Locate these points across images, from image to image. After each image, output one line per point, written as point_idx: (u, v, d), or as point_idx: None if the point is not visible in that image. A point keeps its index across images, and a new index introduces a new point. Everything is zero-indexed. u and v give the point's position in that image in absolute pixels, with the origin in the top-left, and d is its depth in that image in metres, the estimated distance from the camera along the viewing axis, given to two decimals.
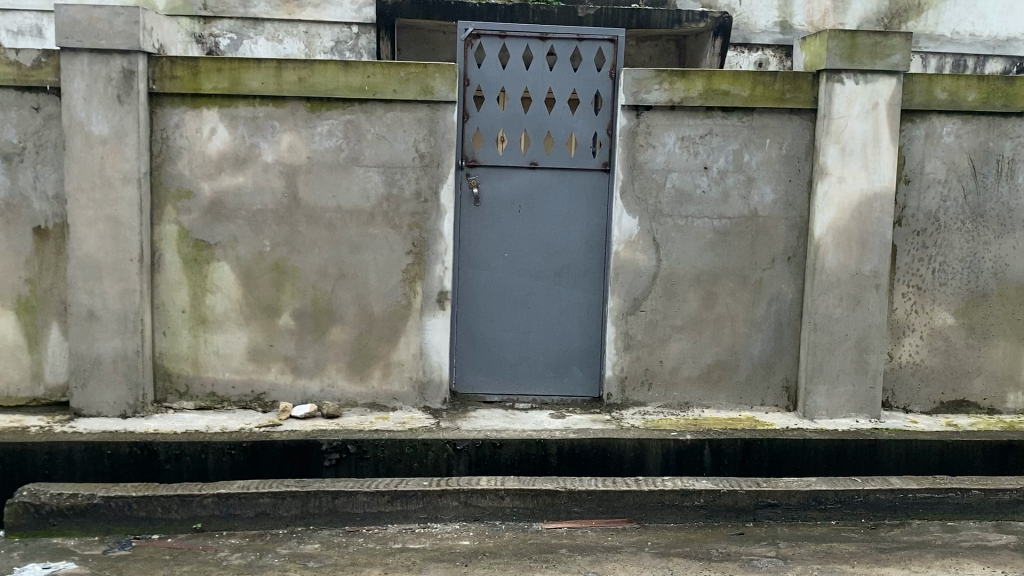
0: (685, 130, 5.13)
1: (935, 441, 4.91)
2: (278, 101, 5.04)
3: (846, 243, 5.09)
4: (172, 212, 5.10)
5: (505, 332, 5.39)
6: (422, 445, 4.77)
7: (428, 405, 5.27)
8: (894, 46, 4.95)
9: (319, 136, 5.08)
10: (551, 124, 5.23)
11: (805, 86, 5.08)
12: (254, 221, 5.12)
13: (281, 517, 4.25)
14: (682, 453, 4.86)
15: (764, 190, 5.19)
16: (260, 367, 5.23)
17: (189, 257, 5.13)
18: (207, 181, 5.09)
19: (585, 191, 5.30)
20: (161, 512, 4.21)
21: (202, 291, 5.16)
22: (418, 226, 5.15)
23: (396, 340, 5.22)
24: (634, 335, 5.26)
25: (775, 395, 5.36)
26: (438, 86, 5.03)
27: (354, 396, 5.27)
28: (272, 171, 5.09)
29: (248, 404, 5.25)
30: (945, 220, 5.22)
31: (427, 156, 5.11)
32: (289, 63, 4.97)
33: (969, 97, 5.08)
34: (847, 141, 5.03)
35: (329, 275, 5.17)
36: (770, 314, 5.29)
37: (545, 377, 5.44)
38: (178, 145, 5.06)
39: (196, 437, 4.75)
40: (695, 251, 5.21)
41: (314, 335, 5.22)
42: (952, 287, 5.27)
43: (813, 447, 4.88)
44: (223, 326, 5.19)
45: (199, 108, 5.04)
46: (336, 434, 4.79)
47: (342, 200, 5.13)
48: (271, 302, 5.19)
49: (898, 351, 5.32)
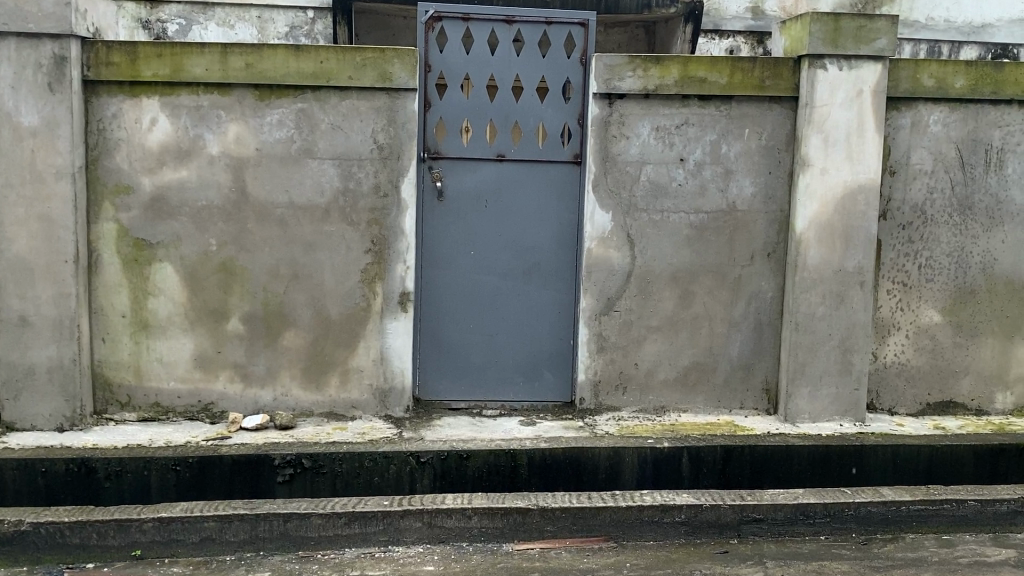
0: (660, 119, 4.84)
1: (924, 445, 4.68)
2: (224, 89, 4.68)
3: (829, 238, 4.83)
4: (110, 209, 4.73)
5: (472, 335, 5.07)
6: (383, 458, 4.46)
7: (389, 414, 4.95)
8: (879, 29, 4.68)
9: (269, 127, 4.73)
10: (518, 114, 4.91)
11: (785, 72, 4.82)
12: (199, 218, 4.76)
13: (228, 542, 3.91)
14: (660, 462, 4.59)
15: (743, 182, 4.92)
16: (207, 376, 4.87)
17: (130, 257, 4.76)
18: (148, 176, 4.72)
19: (555, 185, 5.00)
20: (97, 539, 3.84)
21: (143, 294, 4.80)
22: (377, 222, 4.82)
23: (355, 344, 4.89)
24: (609, 337, 4.97)
25: (755, 398, 5.10)
26: (398, 72, 4.70)
27: (309, 405, 4.93)
28: (218, 164, 4.73)
29: (194, 414, 4.89)
30: (932, 213, 4.99)
31: (386, 148, 4.77)
32: (234, 47, 4.61)
33: (957, 83, 4.85)
34: (830, 131, 4.77)
35: (281, 276, 4.82)
36: (749, 314, 5.02)
37: (514, 382, 5.13)
38: (115, 137, 4.68)
39: (138, 452, 4.40)
40: (671, 248, 4.93)
41: (266, 340, 4.87)
42: (939, 283, 5.04)
43: (796, 453, 4.63)
44: (167, 332, 4.83)
45: (138, 97, 4.67)
46: (290, 448, 4.47)
47: (295, 195, 4.78)
48: (219, 306, 4.83)
49: (883, 351, 5.09)
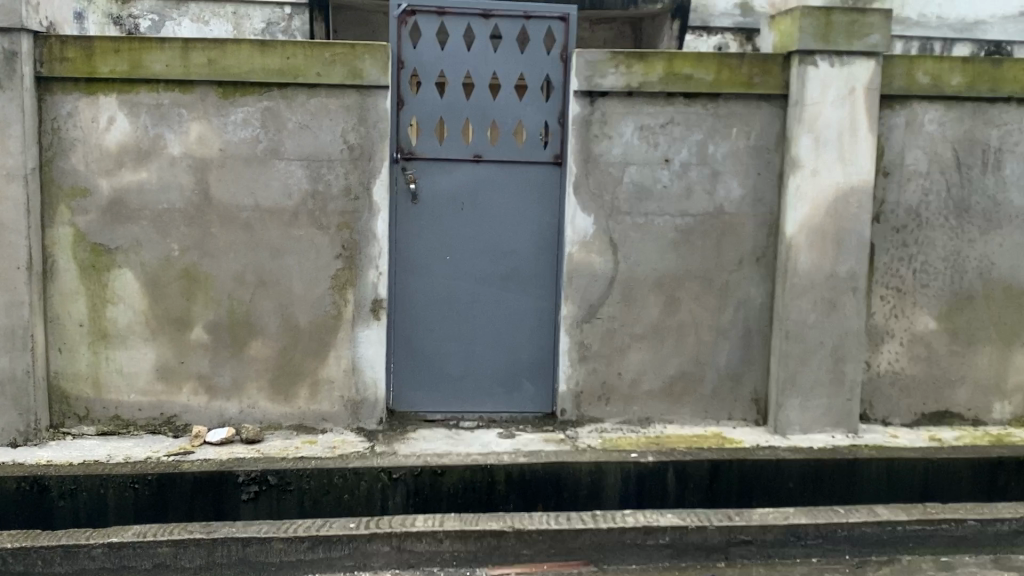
0: (644, 118, 4.63)
1: (920, 458, 4.49)
2: (186, 87, 4.45)
3: (821, 242, 4.63)
4: (66, 213, 4.49)
5: (448, 344, 4.85)
6: (353, 475, 4.24)
7: (361, 427, 4.72)
8: (872, 24, 4.49)
9: (233, 126, 4.50)
10: (496, 112, 4.69)
11: (775, 69, 4.62)
12: (160, 222, 4.53)
13: (183, 568, 3.69)
14: (645, 478, 4.38)
15: (731, 184, 4.71)
16: (170, 388, 4.64)
17: (87, 263, 4.53)
18: (106, 178, 4.48)
19: (535, 186, 4.78)
20: (42, 566, 3.62)
21: (102, 302, 4.57)
22: (348, 225, 4.59)
23: (325, 354, 4.67)
24: (591, 346, 4.76)
25: (744, 409, 4.89)
26: (368, 69, 4.47)
27: (277, 418, 4.70)
28: (180, 165, 4.50)
29: (156, 428, 4.65)
30: (927, 215, 4.79)
31: (357, 148, 4.55)
32: (196, 42, 4.38)
33: (953, 81, 4.66)
34: (822, 130, 4.56)
35: (247, 283, 4.59)
36: (738, 321, 4.82)
37: (492, 392, 4.91)
38: (71, 137, 4.45)
39: (94, 469, 4.17)
40: (656, 252, 4.72)
41: (231, 350, 4.63)
42: (934, 289, 4.85)
43: (786, 467, 4.44)
44: (127, 341, 4.60)
45: (95, 94, 4.43)
46: (255, 464, 4.25)
47: (261, 197, 4.55)
48: (182, 314, 4.59)
49: (876, 359, 4.89)
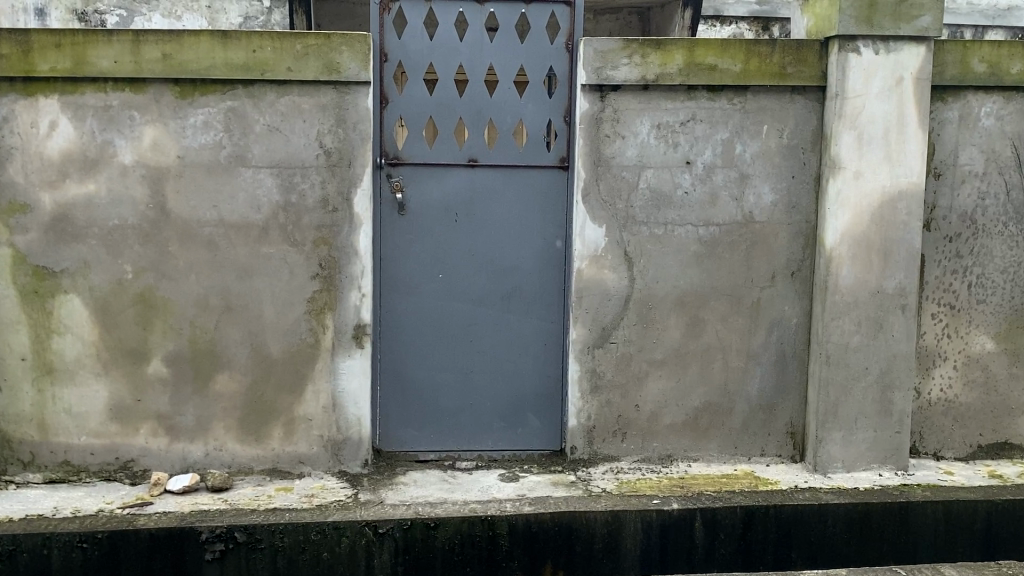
0: (661, 115, 4.06)
1: (982, 501, 3.92)
2: (138, 86, 3.89)
3: (865, 255, 4.06)
4: (3, 232, 3.92)
5: (441, 373, 4.28)
6: (333, 530, 3.68)
7: (344, 470, 4.17)
8: (923, 5, 3.91)
9: (192, 130, 3.93)
10: (493, 111, 4.13)
11: (810, 57, 4.04)
12: (112, 241, 3.96)
13: None
14: (668, 529, 3.82)
15: (762, 189, 4.14)
16: (126, 429, 4.08)
17: (28, 289, 3.97)
18: (48, 191, 3.92)
19: (538, 194, 4.21)
20: None
21: (47, 332, 4.00)
22: (325, 241, 4.03)
23: (301, 389, 4.11)
24: (604, 374, 4.19)
25: (778, 444, 4.33)
26: (346, 62, 3.91)
27: (247, 461, 4.14)
28: (132, 175, 3.94)
29: (112, 475, 4.09)
30: (984, 222, 4.22)
31: (335, 153, 3.98)
32: (148, 34, 3.83)
33: (1012, 69, 4.08)
34: (866, 126, 3.99)
35: (211, 308, 4.03)
36: (771, 344, 4.25)
37: (493, 428, 4.34)
38: (7, 145, 3.88)
39: (36, 527, 3.61)
40: (677, 268, 4.16)
41: (194, 385, 4.07)
42: (992, 305, 4.28)
43: (831, 513, 3.87)
44: (76, 377, 4.04)
45: (35, 96, 3.87)
46: (220, 518, 3.68)
47: (225, 211, 3.98)
48: (138, 345, 4.03)
49: (927, 386, 4.32)
